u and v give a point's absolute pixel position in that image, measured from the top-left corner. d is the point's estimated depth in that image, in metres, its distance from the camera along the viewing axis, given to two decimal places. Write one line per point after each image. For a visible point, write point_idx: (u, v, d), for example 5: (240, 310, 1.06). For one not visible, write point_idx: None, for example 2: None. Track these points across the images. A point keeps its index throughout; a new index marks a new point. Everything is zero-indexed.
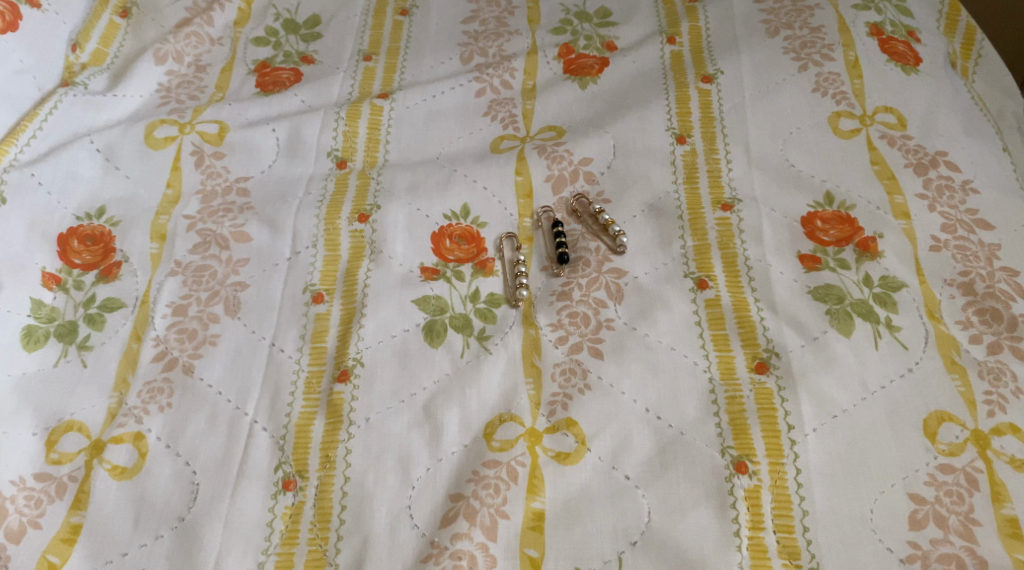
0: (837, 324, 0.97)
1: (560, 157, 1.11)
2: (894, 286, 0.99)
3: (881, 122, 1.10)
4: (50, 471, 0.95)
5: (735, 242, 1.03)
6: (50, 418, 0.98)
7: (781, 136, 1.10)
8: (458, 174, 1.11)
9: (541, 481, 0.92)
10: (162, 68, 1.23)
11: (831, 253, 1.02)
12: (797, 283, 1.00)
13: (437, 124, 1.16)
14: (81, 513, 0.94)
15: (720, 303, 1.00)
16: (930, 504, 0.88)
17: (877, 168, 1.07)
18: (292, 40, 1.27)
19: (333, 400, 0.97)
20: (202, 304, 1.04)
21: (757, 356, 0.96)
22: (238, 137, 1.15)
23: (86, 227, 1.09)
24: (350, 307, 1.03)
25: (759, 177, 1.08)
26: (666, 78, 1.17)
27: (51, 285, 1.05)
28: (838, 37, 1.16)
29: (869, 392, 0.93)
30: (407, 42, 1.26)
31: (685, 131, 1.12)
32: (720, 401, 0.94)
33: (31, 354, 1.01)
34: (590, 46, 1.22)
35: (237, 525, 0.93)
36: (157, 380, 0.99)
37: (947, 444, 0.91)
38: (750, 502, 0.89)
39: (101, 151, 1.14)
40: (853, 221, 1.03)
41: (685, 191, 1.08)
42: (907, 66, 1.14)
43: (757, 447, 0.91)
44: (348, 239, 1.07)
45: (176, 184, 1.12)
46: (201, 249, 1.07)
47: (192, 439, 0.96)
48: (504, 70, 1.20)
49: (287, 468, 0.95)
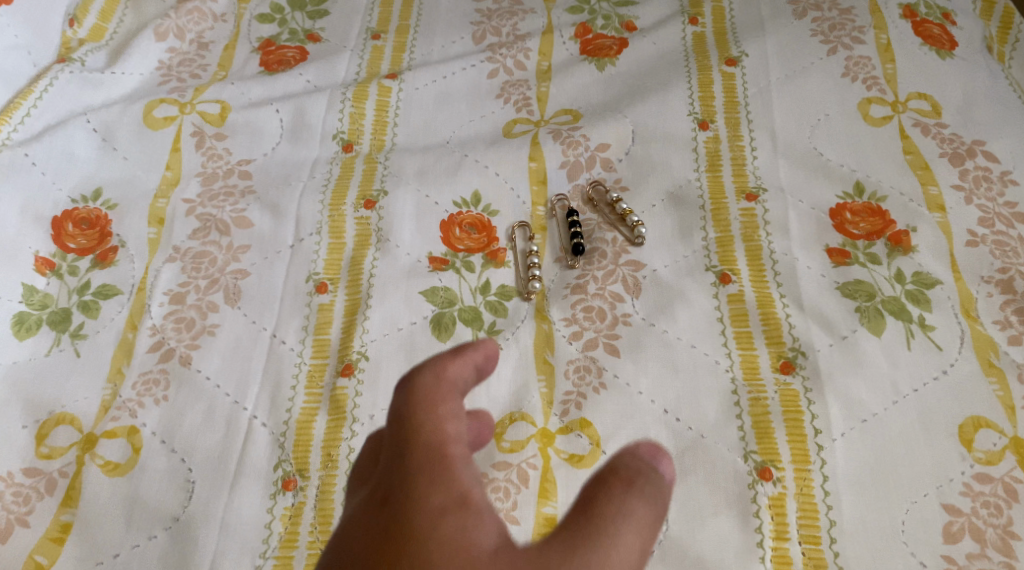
0: (866, 323, 0.92)
1: (576, 142, 1.06)
2: (928, 283, 0.94)
3: (915, 109, 1.05)
4: (39, 466, 0.91)
5: (759, 234, 0.98)
6: (41, 410, 0.93)
7: (808, 122, 1.05)
8: (468, 160, 1.06)
9: (553, 485, 0.87)
10: (163, 45, 1.18)
11: (861, 247, 0.97)
12: (825, 278, 0.95)
13: (447, 106, 1.12)
14: (71, 511, 0.89)
15: (743, 299, 0.95)
16: (966, 516, 0.84)
17: (910, 158, 1.01)
18: (298, 17, 1.21)
19: (335, 396, 0.93)
20: (201, 292, 0.99)
21: (782, 356, 0.91)
22: (239, 119, 1.11)
23: (81, 210, 1.05)
24: (355, 298, 0.99)
25: (785, 165, 1.03)
26: (688, 61, 1.11)
27: (44, 270, 1.01)
28: (869, 19, 1.10)
29: (900, 396, 0.88)
30: (416, 20, 1.20)
31: (707, 116, 1.06)
32: (743, 403, 0.89)
33: (22, 343, 0.97)
34: (609, 26, 1.16)
35: (233, 528, 0.88)
36: (153, 371, 0.95)
37: (984, 452, 0.86)
38: (774, 511, 0.85)
39: (98, 132, 1.09)
40: (884, 214, 0.98)
41: (707, 180, 1.02)
42: (941, 50, 1.09)
43: (781, 453, 0.86)
44: (353, 227, 1.03)
45: (176, 167, 1.08)
46: (200, 234, 1.03)
47: (189, 435, 0.92)
48: (518, 51, 1.14)
49: (287, 466, 0.91)
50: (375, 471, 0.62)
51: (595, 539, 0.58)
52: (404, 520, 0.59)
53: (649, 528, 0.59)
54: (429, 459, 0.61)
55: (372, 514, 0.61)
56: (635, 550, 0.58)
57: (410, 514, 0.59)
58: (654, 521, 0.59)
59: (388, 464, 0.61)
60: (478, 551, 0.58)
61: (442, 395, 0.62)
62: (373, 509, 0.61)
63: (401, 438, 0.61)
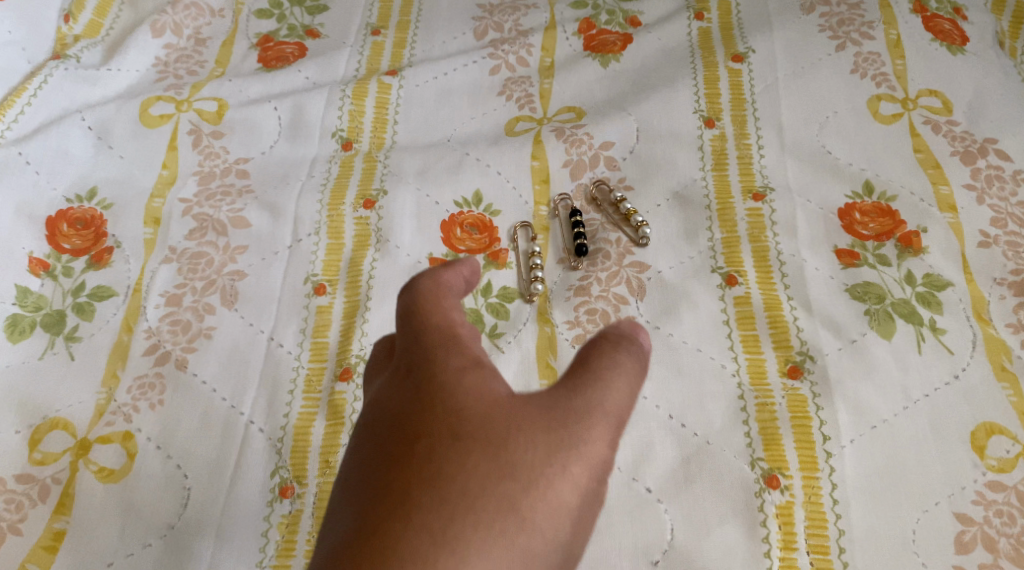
0: (876, 327, 0.90)
1: (579, 140, 1.04)
2: (939, 285, 0.92)
3: (925, 106, 1.03)
4: (32, 472, 0.89)
5: (767, 235, 0.96)
6: (34, 415, 0.91)
7: (816, 120, 1.03)
8: (469, 158, 1.04)
9: None
10: (159, 41, 1.16)
11: (870, 248, 0.95)
12: (834, 280, 0.93)
13: (448, 103, 1.10)
14: (64, 518, 0.87)
15: (750, 301, 0.92)
16: (979, 525, 0.82)
17: (920, 156, 0.99)
18: (297, 13, 1.19)
19: (334, 401, 0.92)
20: (198, 294, 0.98)
21: (790, 360, 0.89)
22: (237, 116, 1.09)
23: (75, 209, 1.02)
24: (354, 300, 0.97)
25: (793, 164, 1.00)
26: (694, 57, 1.09)
27: (38, 271, 0.99)
28: (879, 14, 1.08)
29: (911, 402, 0.86)
30: (417, 15, 1.18)
31: (713, 114, 1.04)
32: (750, 409, 0.87)
33: (16, 346, 0.95)
34: (613, 21, 1.13)
35: (229, 536, 0.87)
36: (148, 375, 0.93)
37: (996, 459, 0.84)
38: (782, 520, 0.83)
39: (93, 129, 1.07)
40: (894, 214, 0.96)
41: (713, 179, 1.00)
42: (952, 46, 1.07)
43: (789, 460, 0.85)
44: (352, 227, 1.01)
45: (173, 166, 1.06)
46: (197, 234, 1.01)
47: (185, 440, 0.91)
48: (520, 46, 1.12)
49: (285, 473, 0.89)
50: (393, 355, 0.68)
51: (590, 378, 0.65)
52: (428, 379, 0.65)
53: (636, 377, 0.65)
54: (443, 337, 0.66)
55: (398, 385, 0.66)
56: (626, 392, 0.65)
57: (433, 376, 0.65)
58: (637, 366, 0.66)
59: (405, 346, 0.67)
60: (498, 397, 0.65)
61: (444, 294, 0.67)
62: (398, 381, 0.66)
63: (413, 328, 0.67)
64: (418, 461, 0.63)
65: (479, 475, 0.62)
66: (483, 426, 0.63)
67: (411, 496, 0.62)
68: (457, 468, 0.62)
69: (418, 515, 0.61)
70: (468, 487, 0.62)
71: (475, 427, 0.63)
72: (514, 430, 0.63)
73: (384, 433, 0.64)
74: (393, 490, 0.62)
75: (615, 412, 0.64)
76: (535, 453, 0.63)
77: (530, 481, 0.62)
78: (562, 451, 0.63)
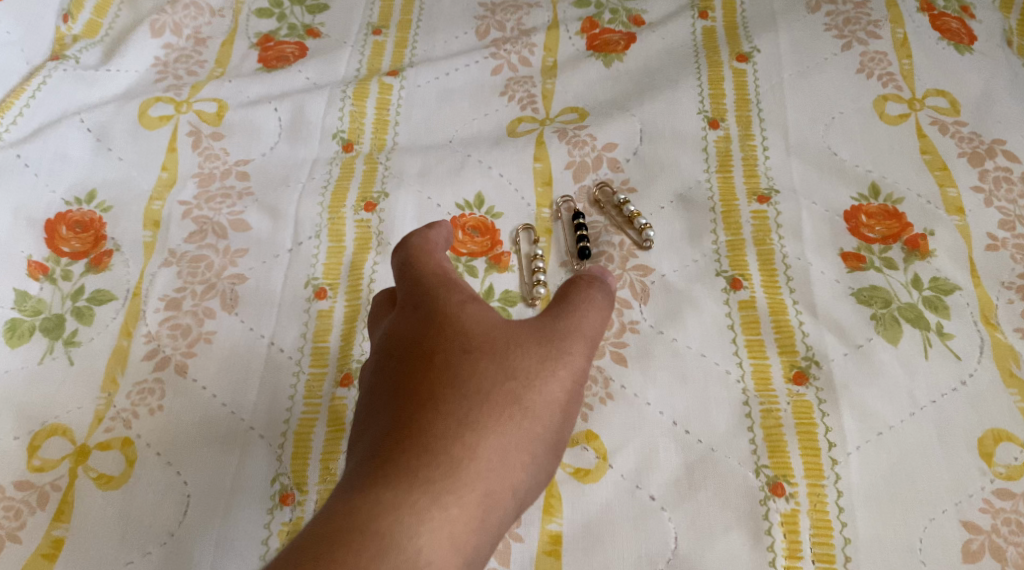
0: (882, 332, 0.89)
1: (582, 142, 1.03)
2: (946, 289, 0.91)
3: (932, 107, 1.01)
4: (31, 479, 0.88)
5: (772, 238, 0.95)
6: (33, 421, 0.91)
7: (822, 120, 1.01)
8: (471, 160, 1.03)
9: (558, 501, 0.84)
10: (159, 41, 1.15)
11: (877, 251, 0.93)
12: (839, 284, 0.92)
13: (449, 103, 1.08)
14: (63, 526, 0.87)
15: (755, 305, 0.91)
16: (987, 534, 0.81)
17: (927, 158, 0.98)
18: (297, 12, 1.18)
19: (334, 407, 0.91)
20: (198, 298, 0.97)
21: (795, 365, 0.88)
22: (237, 118, 1.08)
23: (74, 212, 1.01)
24: (355, 305, 0.96)
25: (798, 166, 0.99)
26: (698, 56, 1.08)
27: (37, 275, 0.98)
28: (885, 13, 1.07)
29: (918, 408, 0.86)
30: (419, 14, 1.17)
31: (718, 115, 1.03)
32: (755, 415, 0.86)
33: (14, 351, 0.94)
34: (616, 20, 1.12)
35: (230, 544, 0.86)
36: (148, 380, 0.93)
37: (1004, 466, 0.83)
38: (787, 528, 0.82)
39: (92, 131, 1.06)
40: (901, 216, 0.95)
41: (718, 181, 0.99)
42: (959, 45, 1.05)
43: (794, 467, 0.84)
44: (353, 230, 1.00)
45: (172, 167, 1.05)
46: (197, 238, 1.00)
47: (185, 446, 0.90)
48: (523, 46, 1.11)
49: (285, 480, 0.89)
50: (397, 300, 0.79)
51: (570, 301, 0.77)
52: (434, 308, 0.76)
53: (604, 309, 0.78)
54: (441, 281, 0.78)
55: (407, 319, 0.77)
56: (598, 318, 0.77)
57: (437, 308, 0.76)
58: (608, 289, 0.79)
59: (407, 292, 0.78)
60: (495, 323, 0.76)
61: (433, 248, 0.80)
62: (406, 315, 0.77)
63: (412, 276, 0.78)
64: (433, 369, 0.73)
65: (489, 371, 0.73)
66: (485, 338, 0.74)
67: (433, 398, 0.72)
68: (468, 371, 0.73)
69: (444, 407, 0.71)
70: (480, 385, 0.72)
71: (479, 337, 0.75)
72: (511, 346, 0.74)
73: (400, 358, 0.75)
74: (419, 394, 0.72)
75: (590, 333, 0.76)
76: (531, 360, 0.74)
77: (528, 378, 0.73)
78: (552, 358, 0.74)
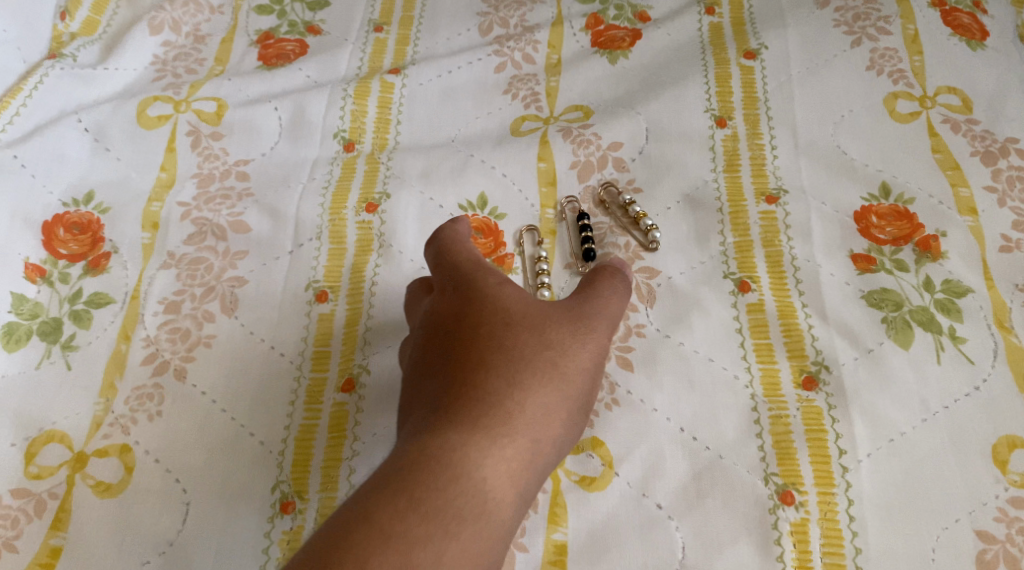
0: (893, 336, 0.87)
1: (587, 141, 1.01)
2: (958, 291, 0.89)
3: (944, 104, 0.99)
4: (28, 487, 0.87)
5: (781, 239, 0.93)
6: (30, 427, 0.90)
7: (831, 119, 0.99)
8: (474, 160, 1.02)
9: (563, 510, 0.83)
10: (157, 39, 1.13)
11: (887, 253, 0.92)
12: (849, 287, 0.90)
13: (452, 102, 1.07)
14: (61, 534, 0.86)
15: (763, 309, 0.90)
16: (1001, 544, 0.80)
17: (939, 157, 0.96)
18: (297, 8, 1.16)
19: (335, 413, 0.90)
20: (197, 301, 0.95)
21: (805, 370, 0.86)
22: (237, 117, 1.06)
23: (72, 213, 1.00)
24: (356, 308, 0.95)
25: (807, 165, 0.97)
26: (705, 53, 1.06)
27: (34, 278, 0.96)
28: (896, 8, 1.05)
29: (930, 414, 0.84)
30: (421, 10, 1.15)
31: (725, 113, 1.01)
32: (764, 421, 0.85)
33: (12, 355, 0.93)
34: (621, 16, 1.10)
35: (230, 553, 0.85)
36: (147, 385, 0.91)
37: (1019, 474, 0.82)
38: (796, 538, 0.81)
39: (89, 131, 1.04)
40: (912, 217, 0.93)
41: (725, 181, 0.97)
42: (972, 41, 1.03)
43: (804, 475, 0.82)
44: (355, 231, 0.99)
45: (171, 168, 1.03)
46: (196, 239, 0.99)
47: (184, 453, 0.89)
48: (526, 43, 1.09)
49: (286, 488, 0.87)
50: (435, 284, 0.84)
51: (594, 280, 0.84)
52: (472, 287, 0.81)
53: (624, 287, 0.85)
54: (476, 262, 0.83)
55: (447, 298, 0.82)
56: (621, 295, 0.84)
57: (477, 286, 0.81)
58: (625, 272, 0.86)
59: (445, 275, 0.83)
60: (528, 299, 0.81)
61: (464, 238, 0.86)
62: (447, 295, 0.82)
63: (449, 260, 0.84)
64: (479, 338, 0.78)
65: (530, 338, 0.78)
66: (524, 313, 0.80)
67: (480, 361, 0.77)
68: (511, 340, 0.78)
69: (491, 372, 0.76)
70: (523, 350, 0.78)
71: (519, 310, 0.80)
72: (547, 318, 0.80)
73: (445, 332, 0.80)
74: (467, 361, 0.77)
75: (616, 310, 0.83)
76: (566, 330, 0.80)
77: (565, 346, 0.79)
78: (585, 329, 0.80)
